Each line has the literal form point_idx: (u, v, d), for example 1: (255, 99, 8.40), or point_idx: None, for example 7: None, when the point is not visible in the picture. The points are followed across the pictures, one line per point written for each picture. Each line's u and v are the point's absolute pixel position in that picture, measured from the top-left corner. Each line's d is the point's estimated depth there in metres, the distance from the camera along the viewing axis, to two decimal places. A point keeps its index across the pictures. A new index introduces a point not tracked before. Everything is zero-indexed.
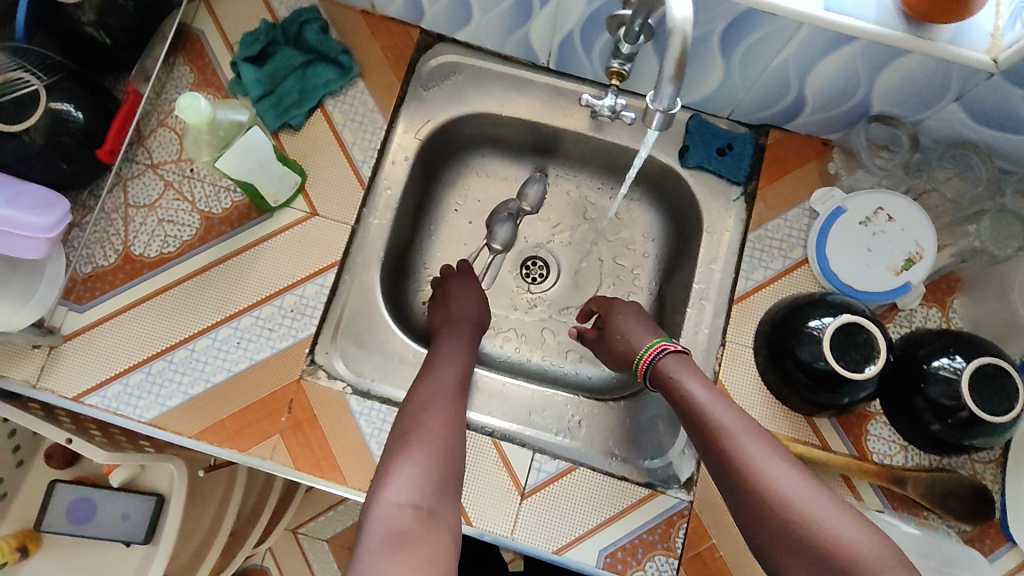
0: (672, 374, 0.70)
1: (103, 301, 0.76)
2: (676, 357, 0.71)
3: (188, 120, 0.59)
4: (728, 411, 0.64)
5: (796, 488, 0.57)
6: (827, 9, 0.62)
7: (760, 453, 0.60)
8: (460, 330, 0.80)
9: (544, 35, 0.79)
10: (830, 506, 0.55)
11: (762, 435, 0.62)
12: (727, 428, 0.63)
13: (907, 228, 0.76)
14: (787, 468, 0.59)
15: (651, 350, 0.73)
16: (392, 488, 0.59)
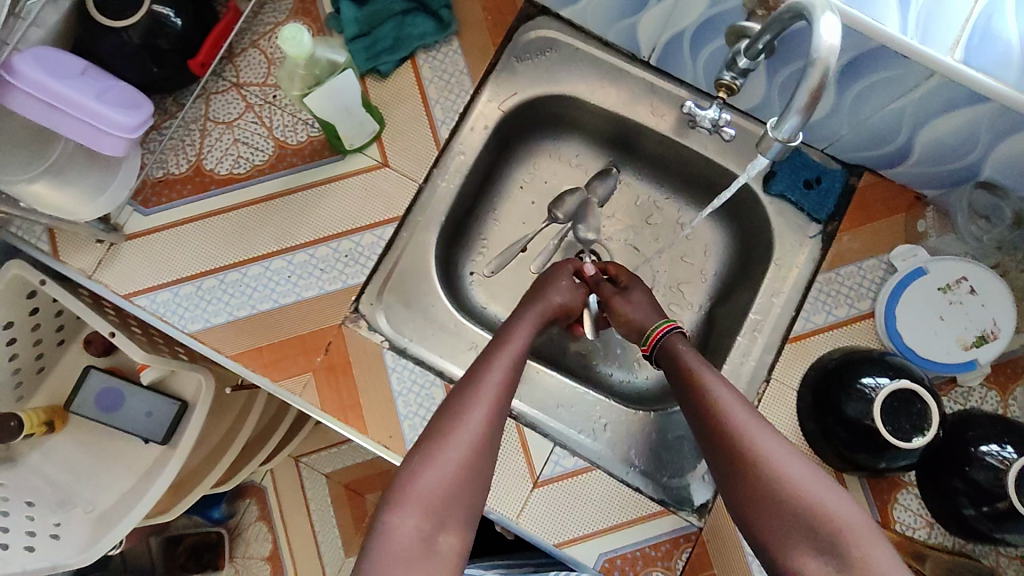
0: (676, 351, 0.67)
1: (168, 209, 0.77)
2: (680, 337, 0.68)
3: (289, 51, 0.58)
4: (724, 388, 0.61)
5: (791, 467, 0.54)
6: (965, 64, 0.58)
7: (755, 431, 0.57)
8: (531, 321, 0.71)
9: (653, 30, 0.75)
10: (822, 484, 0.53)
11: (755, 411, 0.59)
12: (724, 407, 0.59)
13: (989, 304, 0.72)
14: (780, 444, 0.56)
15: (654, 333, 0.70)
16: (404, 507, 0.53)
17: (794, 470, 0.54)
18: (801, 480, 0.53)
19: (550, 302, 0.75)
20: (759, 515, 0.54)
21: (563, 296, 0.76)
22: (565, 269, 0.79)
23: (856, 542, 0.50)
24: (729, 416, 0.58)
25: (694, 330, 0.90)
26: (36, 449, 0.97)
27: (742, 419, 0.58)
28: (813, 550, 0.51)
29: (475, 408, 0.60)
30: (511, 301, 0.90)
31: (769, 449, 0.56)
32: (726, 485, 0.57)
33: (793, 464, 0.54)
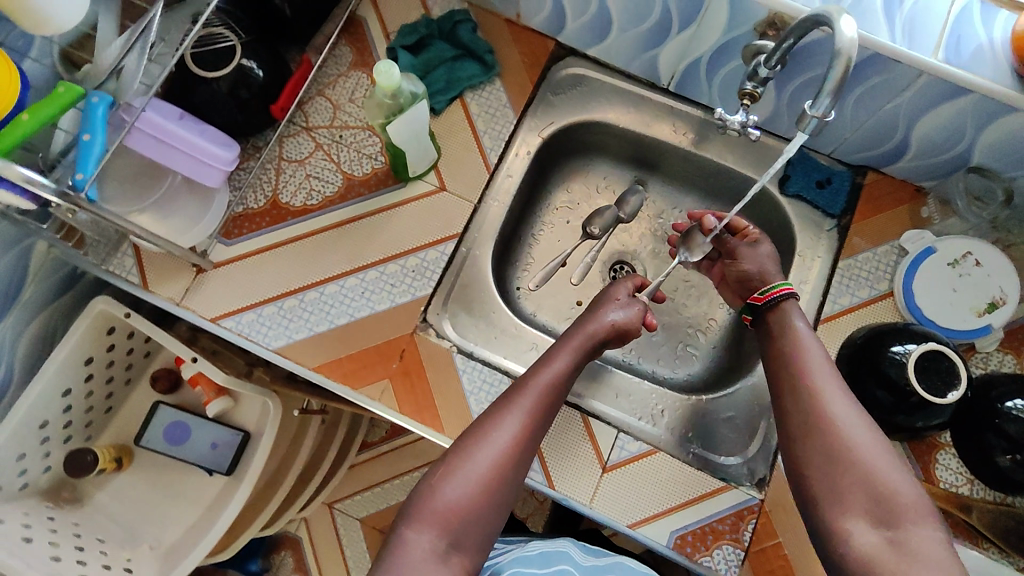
0: (782, 316, 0.73)
1: (248, 239, 0.84)
2: (795, 304, 0.74)
3: (381, 83, 0.68)
4: (817, 358, 0.66)
5: (862, 437, 0.59)
6: (946, 62, 0.69)
7: (837, 402, 0.62)
8: (572, 343, 0.74)
9: (672, 60, 0.87)
10: (889, 457, 0.58)
11: (843, 382, 0.64)
12: (814, 374, 0.65)
13: (994, 275, 0.81)
14: (858, 417, 0.61)
15: (773, 290, 0.75)
16: (423, 520, 0.58)
17: (867, 439, 0.59)
18: (872, 450, 0.58)
19: (604, 326, 0.76)
20: (822, 468, 0.59)
21: (617, 316, 0.78)
22: (620, 288, 0.82)
23: (909, 513, 0.55)
24: (818, 382, 0.64)
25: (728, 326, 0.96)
26: (103, 488, 0.99)
27: (830, 389, 0.63)
28: (865, 512, 0.56)
29: (501, 430, 0.63)
30: (558, 310, 0.98)
31: (850, 416, 0.60)
32: (796, 441, 0.62)
33: (866, 435, 0.59)
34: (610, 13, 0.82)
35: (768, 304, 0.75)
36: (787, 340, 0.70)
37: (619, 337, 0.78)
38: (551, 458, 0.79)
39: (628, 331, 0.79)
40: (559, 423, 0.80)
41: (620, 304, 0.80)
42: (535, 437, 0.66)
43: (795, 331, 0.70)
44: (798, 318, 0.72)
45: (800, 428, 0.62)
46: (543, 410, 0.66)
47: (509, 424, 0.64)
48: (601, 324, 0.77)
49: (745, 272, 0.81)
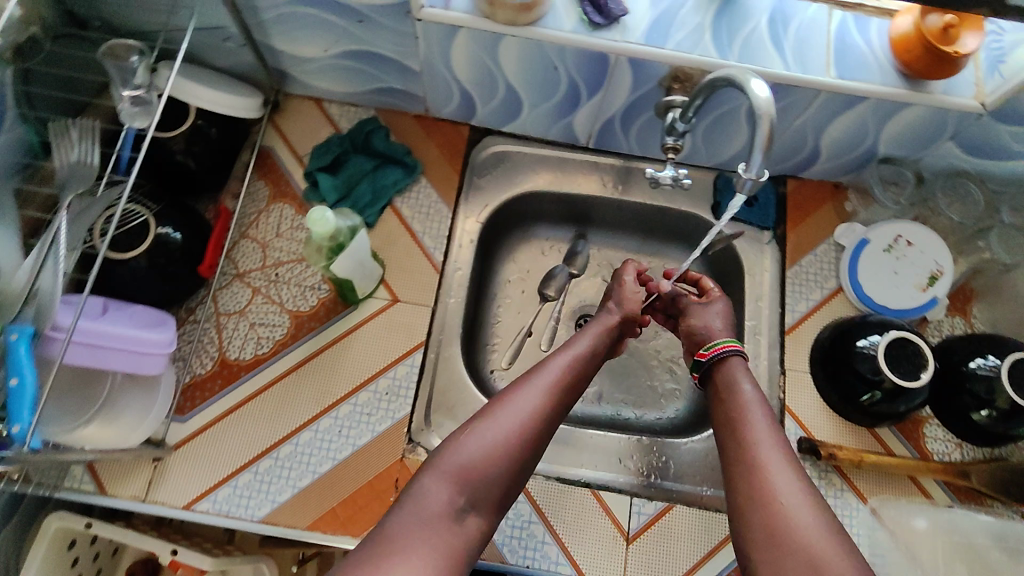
0: (729, 377, 0.68)
1: (204, 408, 0.80)
2: (741, 361, 0.70)
3: (316, 231, 0.65)
4: (763, 424, 0.62)
5: (809, 522, 0.53)
6: (841, 78, 0.74)
7: (784, 481, 0.56)
8: (601, 326, 0.75)
9: (586, 123, 0.89)
10: (833, 538, 0.52)
11: (792, 452, 0.59)
12: (757, 442, 0.60)
13: (926, 250, 0.86)
14: (804, 494, 0.55)
15: (719, 347, 0.71)
16: (438, 473, 0.57)
17: (809, 517, 0.53)
18: (815, 530, 0.53)
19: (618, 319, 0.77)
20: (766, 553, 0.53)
21: (632, 300, 0.78)
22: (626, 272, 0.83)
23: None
24: (760, 452, 0.59)
25: None
26: None
27: (776, 458, 0.58)
28: None
29: (531, 394, 0.62)
30: None
31: (795, 490, 0.55)
32: (739, 521, 0.56)
33: (809, 510, 0.54)
34: (518, 92, 0.85)
35: (715, 361, 0.71)
36: (731, 405, 0.65)
37: (631, 325, 0.78)
38: (575, 544, 0.78)
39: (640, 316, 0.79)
40: (573, 507, 0.79)
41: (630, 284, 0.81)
42: (563, 407, 0.64)
43: (741, 394, 0.66)
44: (745, 380, 0.68)
45: (748, 503, 0.56)
46: (570, 382, 0.66)
47: (539, 389, 0.63)
48: (614, 312, 0.77)
49: (693, 331, 0.78)
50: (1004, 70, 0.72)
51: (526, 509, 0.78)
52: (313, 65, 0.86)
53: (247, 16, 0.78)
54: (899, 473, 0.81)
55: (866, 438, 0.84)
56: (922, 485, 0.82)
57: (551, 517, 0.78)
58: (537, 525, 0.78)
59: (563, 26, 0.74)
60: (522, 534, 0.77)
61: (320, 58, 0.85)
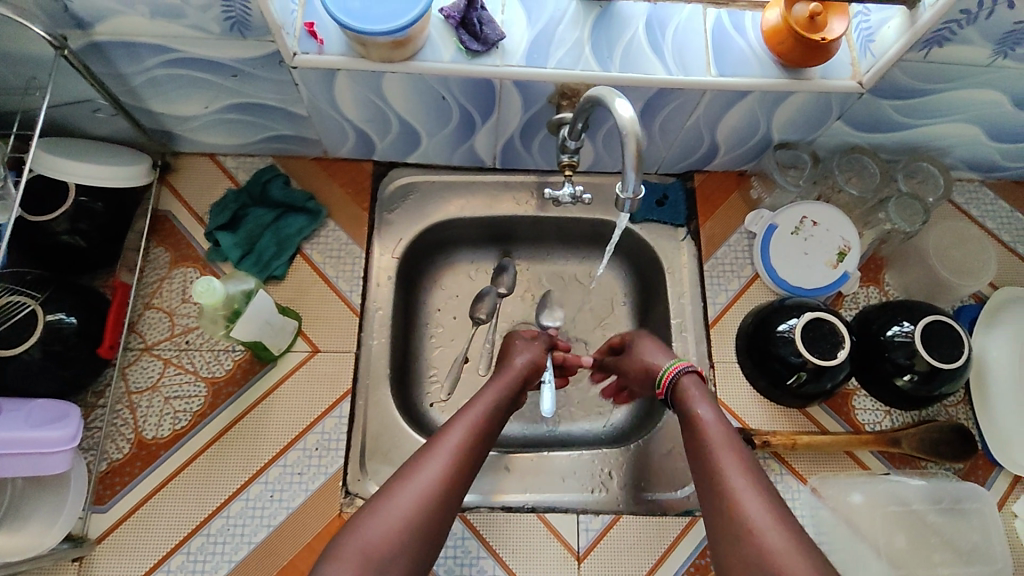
0: (689, 405, 0.72)
1: (126, 494, 0.77)
2: (696, 378, 0.75)
3: (205, 302, 0.63)
4: (725, 438, 0.66)
5: (768, 532, 0.56)
6: (722, 75, 0.74)
7: (745, 497, 0.60)
8: (499, 383, 0.75)
9: (487, 144, 0.88)
10: (797, 552, 0.55)
11: (755, 471, 0.62)
12: (723, 470, 0.63)
13: (832, 228, 0.88)
14: (768, 512, 0.58)
15: (668, 373, 0.76)
16: (340, 557, 0.55)
17: (774, 535, 0.56)
18: (778, 545, 0.55)
19: (518, 372, 0.78)
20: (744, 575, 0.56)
21: (527, 355, 0.81)
22: (519, 337, 0.86)
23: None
24: (723, 474, 0.63)
25: None
26: None
27: (737, 481, 0.61)
28: None
29: (428, 464, 0.62)
30: None
31: (759, 509, 0.58)
32: (719, 543, 0.60)
33: (767, 519, 0.57)
34: (412, 124, 0.83)
35: (672, 387, 0.75)
36: (693, 432, 0.69)
37: (534, 372, 0.80)
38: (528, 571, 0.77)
39: (539, 364, 0.81)
40: (522, 534, 0.78)
41: (526, 343, 0.84)
42: (468, 471, 0.64)
43: (702, 421, 0.69)
44: (703, 404, 0.71)
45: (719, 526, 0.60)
46: (474, 444, 0.65)
47: (437, 456, 0.63)
48: (513, 368, 0.79)
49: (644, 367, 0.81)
50: (874, 49, 0.73)
51: (474, 544, 0.78)
52: (197, 122, 0.83)
53: (115, 84, 0.75)
54: (835, 449, 0.82)
55: (799, 419, 0.85)
56: (858, 458, 0.83)
57: (500, 549, 0.78)
58: (486, 559, 0.77)
59: (441, 57, 0.72)
60: (472, 572, 0.76)
61: (202, 114, 0.82)
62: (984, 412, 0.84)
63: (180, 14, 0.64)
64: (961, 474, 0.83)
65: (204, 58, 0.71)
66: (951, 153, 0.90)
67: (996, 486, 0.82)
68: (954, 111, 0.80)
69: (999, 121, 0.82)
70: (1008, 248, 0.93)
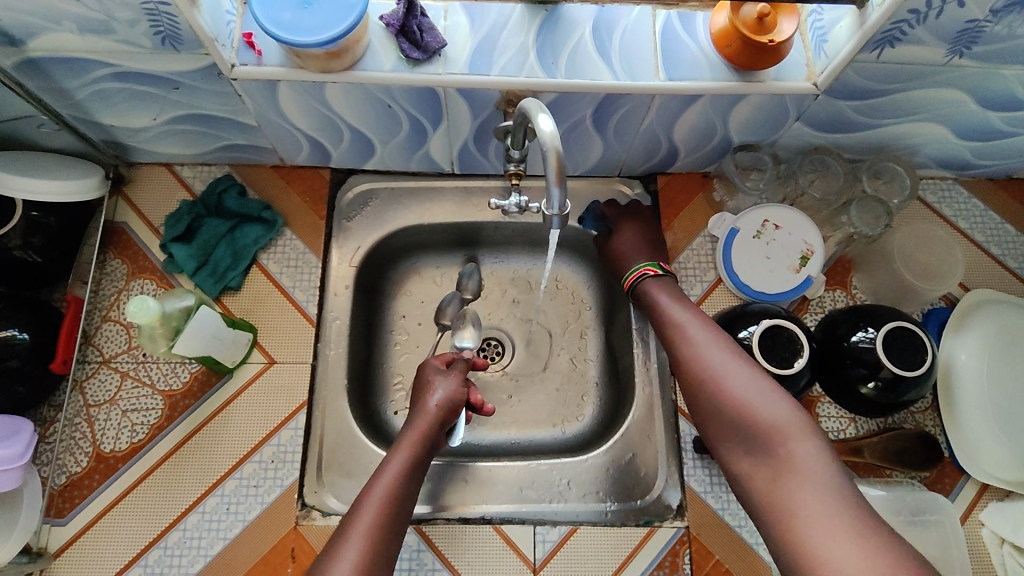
0: (649, 294, 0.80)
1: (83, 508, 0.77)
2: (657, 280, 0.81)
3: (141, 321, 0.63)
4: (684, 315, 0.75)
5: (734, 382, 0.65)
6: (671, 79, 0.72)
7: (711, 357, 0.68)
8: (415, 423, 0.73)
9: (443, 149, 0.87)
10: (758, 389, 0.64)
11: (714, 330, 0.71)
12: (687, 342, 0.72)
13: (794, 231, 0.86)
14: (729, 366, 0.67)
15: (636, 272, 0.82)
16: None
17: (736, 379, 0.65)
18: (743, 389, 0.64)
19: (430, 417, 0.73)
20: (715, 422, 0.65)
21: (442, 393, 0.76)
22: (432, 366, 0.79)
23: (784, 437, 0.60)
24: (688, 343, 0.72)
25: (602, 362, 0.96)
26: None
27: (699, 343, 0.70)
28: (749, 448, 0.62)
29: (361, 520, 0.62)
30: None
31: (720, 365, 0.67)
32: (691, 396, 0.69)
33: (735, 369, 0.66)
34: (363, 133, 0.82)
35: (636, 287, 0.82)
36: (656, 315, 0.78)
37: (449, 413, 0.74)
38: None
39: (456, 403, 0.76)
40: (477, 546, 0.78)
41: (441, 377, 0.78)
42: (388, 549, 0.62)
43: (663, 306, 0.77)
44: (665, 293, 0.79)
45: (691, 387, 0.69)
46: (388, 523, 0.63)
47: (367, 513, 0.62)
48: (426, 413, 0.73)
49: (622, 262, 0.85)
50: (828, 49, 0.71)
51: (429, 557, 0.77)
52: (148, 134, 0.83)
53: (58, 99, 0.75)
54: None
55: None
56: None
57: (455, 562, 0.77)
58: (441, 572, 0.77)
59: (382, 66, 0.71)
60: None
61: (152, 126, 0.81)
62: (951, 419, 0.83)
63: (109, 30, 0.64)
64: (927, 482, 0.81)
65: (142, 72, 0.71)
66: (920, 151, 0.87)
67: (961, 495, 0.81)
68: (916, 110, 0.78)
69: (965, 119, 0.79)
70: (980, 248, 0.91)
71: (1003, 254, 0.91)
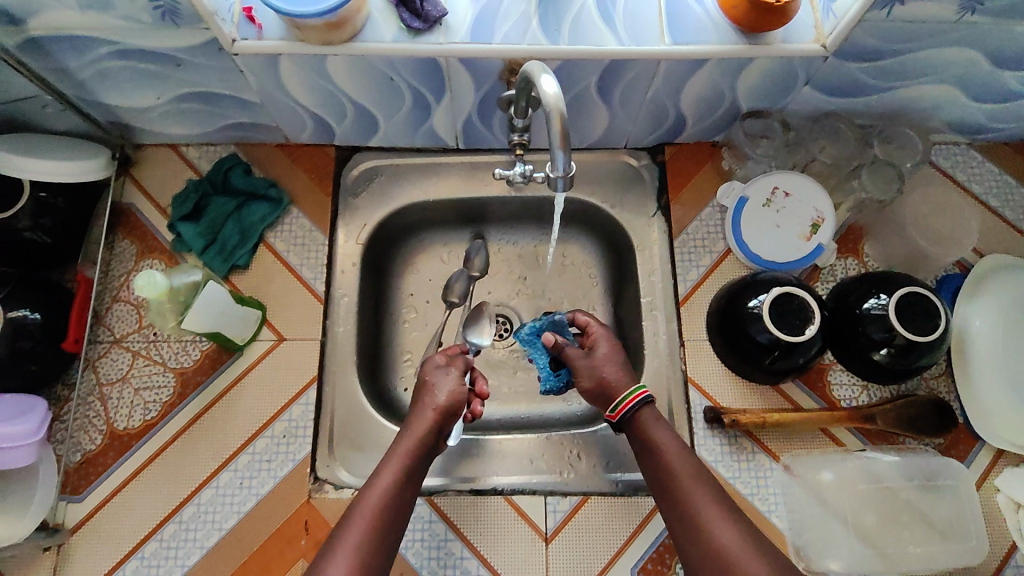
0: (646, 432, 0.70)
1: (99, 484, 0.78)
2: (654, 413, 0.71)
3: (149, 295, 0.63)
4: (685, 465, 0.66)
5: (748, 563, 0.57)
6: (677, 44, 0.71)
7: (724, 535, 0.60)
8: (415, 428, 0.69)
9: (447, 124, 0.86)
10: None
11: (721, 499, 0.63)
12: (692, 502, 0.63)
13: (806, 198, 0.85)
14: (747, 546, 0.59)
15: (630, 398, 0.71)
16: None
17: (753, 561, 0.57)
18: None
19: (427, 423, 0.69)
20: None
21: (445, 391, 0.72)
22: (433, 362, 0.75)
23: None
24: (696, 506, 0.63)
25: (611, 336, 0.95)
26: None
27: (709, 509, 0.62)
28: None
29: (347, 543, 0.59)
30: None
31: (735, 542, 0.59)
32: (699, 575, 0.60)
33: (752, 553, 0.58)
34: (367, 108, 0.82)
35: (629, 415, 0.71)
36: (653, 461, 0.68)
37: (447, 417, 0.71)
38: (495, 552, 0.77)
39: (459, 404, 0.72)
40: (488, 517, 0.78)
41: (442, 375, 0.74)
42: (376, 566, 0.60)
43: (662, 450, 0.68)
44: (664, 432, 0.69)
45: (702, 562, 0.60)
46: (378, 540, 0.60)
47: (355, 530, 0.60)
48: (424, 417, 0.70)
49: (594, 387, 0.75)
50: (835, 10, 0.70)
51: (442, 528, 0.78)
52: (153, 114, 0.83)
53: (61, 80, 0.75)
54: (809, 427, 0.80)
55: (773, 397, 0.83)
56: (833, 434, 0.81)
57: (467, 532, 0.78)
58: (454, 542, 0.77)
59: (383, 37, 0.71)
60: (440, 554, 0.77)
61: (157, 106, 0.81)
62: (966, 385, 0.82)
63: (108, 6, 0.63)
64: (941, 449, 0.80)
65: (144, 50, 0.71)
66: (933, 115, 0.85)
67: (977, 461, 0.80)
68: (928, 72, 0.76)
69: (980, 81, 0.78)
70: (995, 213, 0.89)
71: (1019, 219, 0.89)
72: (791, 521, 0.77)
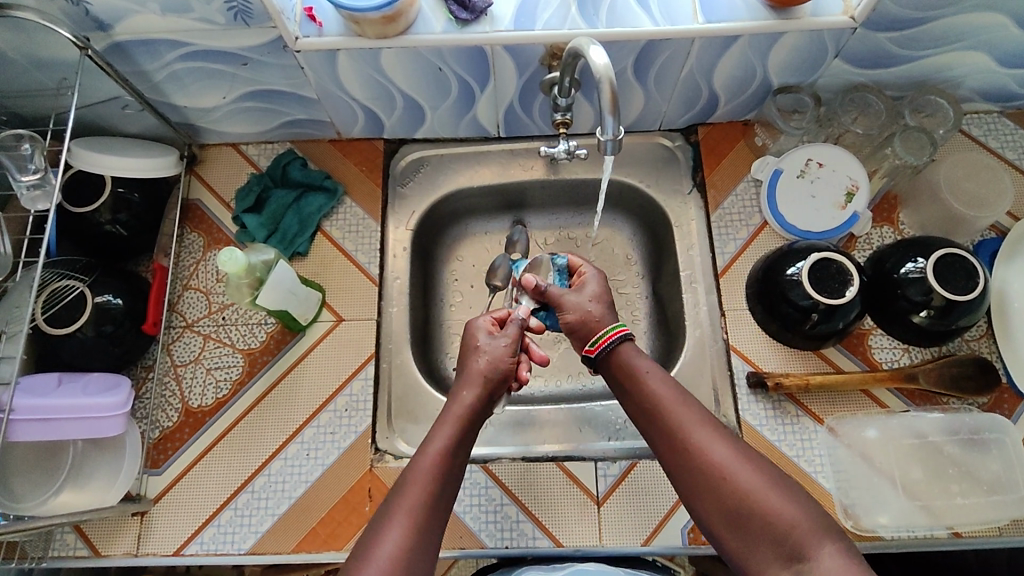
0: (628, 365, 0.68)
1: (177, 458, 0.84)
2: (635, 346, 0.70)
3: (230, 270, 0.70)
4: (670, 394, 0.65)
5: (748, 478, 0.58)
6: (709, 21, 0.75)
7: (722, 455, 0.60)
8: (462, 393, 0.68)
9: (490, 112, 0.91)
10: (776, 489, 0.58)
11: (711, 420, 0.63)
12: (677, 426, 0.63)
13: (838, 168, 0.89)
14: (742, 460, 0.60)
15: (606, 336, 0.70)
16: None
17: (751, 477, 0.58)
18: (760, 489, 0.58)
19: (476, 387, 0.69)
20: (727, 525, 0.58)
21: (487, 360, 0.71)
22: (481, 328, 0.74)
23: (813, 540, 0.55)
24: (687, 426, 0.62)
25: (650, 312, 0.98)
26: None
27: (696, 428, 0.62)
28: (775, 555, 0.56)
29: (403, 509, 0.59)
30: None
31: (727, 457, 0.60)
32: (692, 494, 0.61)
33: (749, 471, 0.59)
34: (416, 99, 0.87)
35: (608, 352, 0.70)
36: (637, 390, 0.67)
37: (497, 384, 0.70)
38: (549, 516, 0.80)
39: (502, 372, 0.71)
40: (540, 483, 0.82)
41: (489, 341, 0.73)
42: (435, 521, 0.60)
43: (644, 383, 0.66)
44: (642, 362, 0.68)
45: (699, 483, 0.60)
46: (432, 505, 0.60)
47: (413, 491, 0.60)
48: (472, 385, 0.69)
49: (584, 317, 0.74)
50: None
51: (497, 492, 0.81)
52: (219, 113, 0.89)
53: (139, 81, 0.81)
54: (852, 389, 0.82)
55: (814, 362, 0.85)
56: (876, 396, 0.83)
57: (522, 496, 0.81)
58: (510, 506, 0.81)
59: (433, 29, 0.76)
60: (497, 518, 0.80)
61: (222, 105, 0.87)
62: (1008, 344, 0.83)
63: (188, 8, 0.70)
64: (985, 408, 0.82)
65: (216, 50, 0.77)
66: (963, 83, 0.87)
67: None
68: (958, 38, 0.78)
69: (1010, 45, 0.80)
70: None
71: None
72: (837, 481, 0.79)
